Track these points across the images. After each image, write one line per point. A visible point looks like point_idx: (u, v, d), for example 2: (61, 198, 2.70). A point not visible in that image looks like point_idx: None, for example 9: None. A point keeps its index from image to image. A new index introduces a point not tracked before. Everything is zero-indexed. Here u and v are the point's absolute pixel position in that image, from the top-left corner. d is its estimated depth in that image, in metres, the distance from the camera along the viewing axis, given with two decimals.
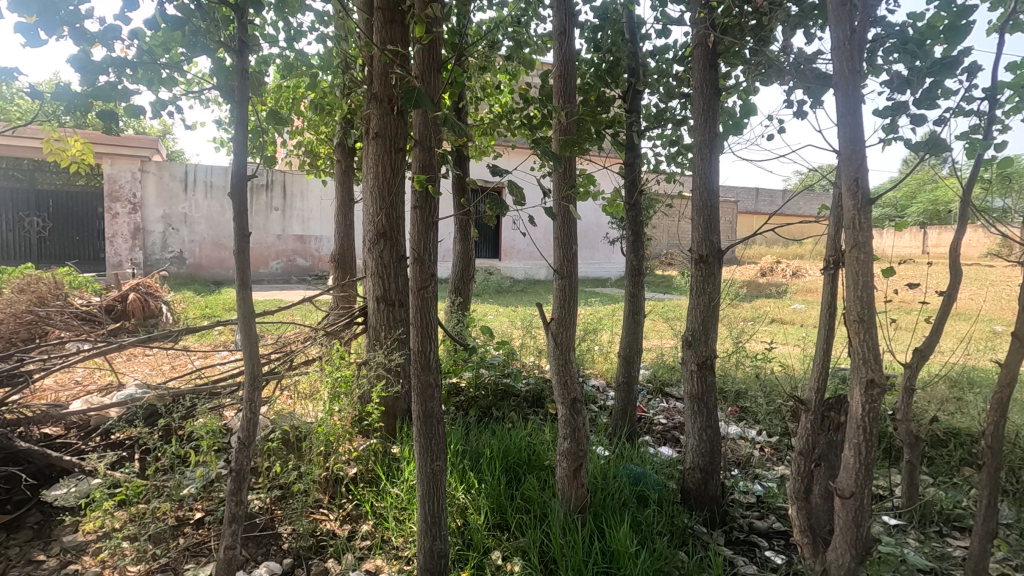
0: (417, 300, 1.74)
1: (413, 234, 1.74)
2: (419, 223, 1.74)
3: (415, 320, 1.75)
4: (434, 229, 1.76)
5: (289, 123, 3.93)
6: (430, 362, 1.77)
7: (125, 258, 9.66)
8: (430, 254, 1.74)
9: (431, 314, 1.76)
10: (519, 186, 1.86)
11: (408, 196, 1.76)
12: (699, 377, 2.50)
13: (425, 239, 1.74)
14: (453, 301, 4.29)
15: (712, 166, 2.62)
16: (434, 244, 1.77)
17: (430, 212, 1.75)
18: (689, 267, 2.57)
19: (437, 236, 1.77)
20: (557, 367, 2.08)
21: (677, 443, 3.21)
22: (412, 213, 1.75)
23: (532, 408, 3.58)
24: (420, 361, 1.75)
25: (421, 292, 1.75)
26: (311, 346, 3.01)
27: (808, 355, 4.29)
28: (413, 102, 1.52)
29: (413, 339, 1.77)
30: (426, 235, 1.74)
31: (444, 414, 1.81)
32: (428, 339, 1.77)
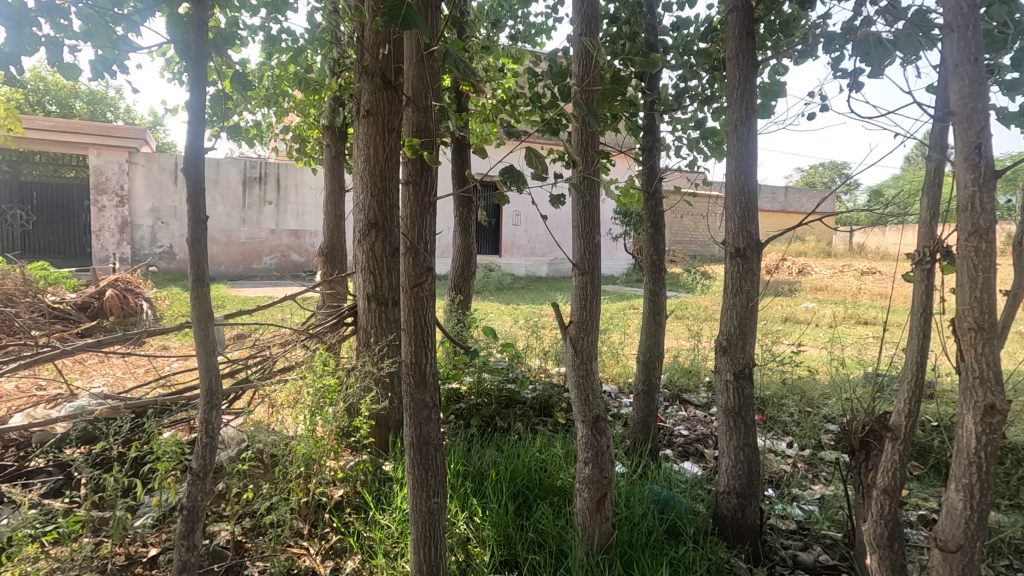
0: (411, 298, 1.41)
1: (405, 217, 1.42)
2: (414, 204, 1.42)
3: (407, 324, 1.43)
4: (431, 212, 1.45)
5: (274, 104, 3.60)
6: (427, 377, 1.44)
7: (111, 252, 9.35)
8: (426, 243, 1.43)
9: (428, 315, 1.44)
10: (536, 157, 1.56)
11: (399, 168, 1.44)
12: (735, 388, 2.17)
13: (421, 225, 1.42)
14: (453, 299, 3.96)
15: (751, 146, 2.28)
16: (431, 230, 1.45)
17: (425, 192, 1.43)
18: (724, 261, 2.25)
19: (434, 220, 1.45)
20: (577, 380, 1.77)
21: (702, 457, 2.89)
22: (404, 192, 1.43)
23: (540, 417, 3.24)
24: (415, 375, 1.43)
25: (415, 290, 1.42)
26: (294, 350, 2.68)
27: (836, 359, 3.98)
28: (403, 25, 1.17)
29: (405, 348, 1.45)
30: (422, 220, 1.42)
31: (443, 439, 1.49)
32: (423, 346, 1.45)
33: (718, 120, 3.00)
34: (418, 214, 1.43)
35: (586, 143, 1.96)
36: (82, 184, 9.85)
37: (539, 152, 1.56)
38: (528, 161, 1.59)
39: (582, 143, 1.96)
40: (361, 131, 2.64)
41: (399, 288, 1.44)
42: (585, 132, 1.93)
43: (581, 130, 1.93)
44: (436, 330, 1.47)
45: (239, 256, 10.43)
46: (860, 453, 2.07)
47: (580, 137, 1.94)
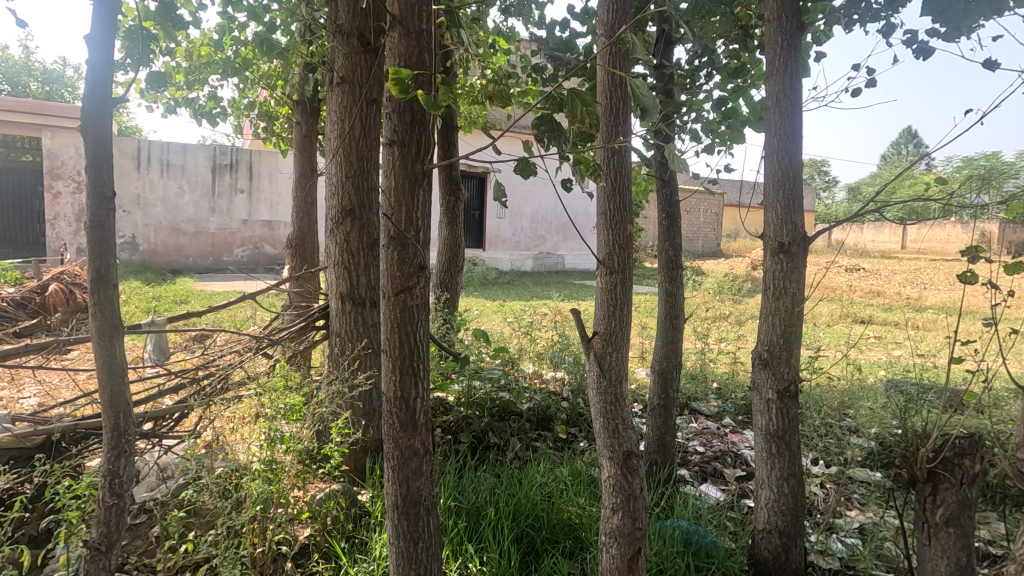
0: (395, 308, 1.07)
1: (387, 197, 1.08)
2: (400, 178, 1.08)
3: (387, 347, 1.10)
4: (422, 190, 1.10)
5: (236, 74, 3.13)
6: (417, 418, 1.13)
7: (68, 242, 8.67)
8: (415, 233, 1.09)
9: (417, 331, 1.11)
10: (579, 107, 1.39)
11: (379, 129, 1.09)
12: (779, 409, 1.84)
13: (408, 209, 1.08)
14: (438, 297, 3.57)
15: (795, 124, 1.93)
16: (421, 215, 1.11)
17: (412, 161, 1.08)
18: (765, 259, 1.91)
19: (426, 207, 1.11)
20: (603, 408, 1.42)
21: (721, 478, 2.57)
22: (386, 162, 1.08)
23: (538, 430, 2.89)
24: (399, 417, 1.10)
25: (398, 301, 1.09)
26: (254, 361, 2.27)
27: (851, 364, 3.68)
28: None
29: (385, 379, 1.12)
30: (408, 203, 1.08)
31: (436, 496, 1.19)
32: (411, 375, 1.13)
33: (742, 100, 2.66)
34: (403, 194, 1.08)
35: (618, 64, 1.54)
36: (35, 168, 9.12)
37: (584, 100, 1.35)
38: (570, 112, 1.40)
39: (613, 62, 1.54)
40: (333, 101, 2.23)
41: (378, 294, 1.10)
42: (615, 84, 1.51)
43: (610, 80, 1.51)
44: (427, 351, 1.15)
45: (208, 248, 9.85)
46: (925, 485, 1.75)
47: (613, 57, 1.52)
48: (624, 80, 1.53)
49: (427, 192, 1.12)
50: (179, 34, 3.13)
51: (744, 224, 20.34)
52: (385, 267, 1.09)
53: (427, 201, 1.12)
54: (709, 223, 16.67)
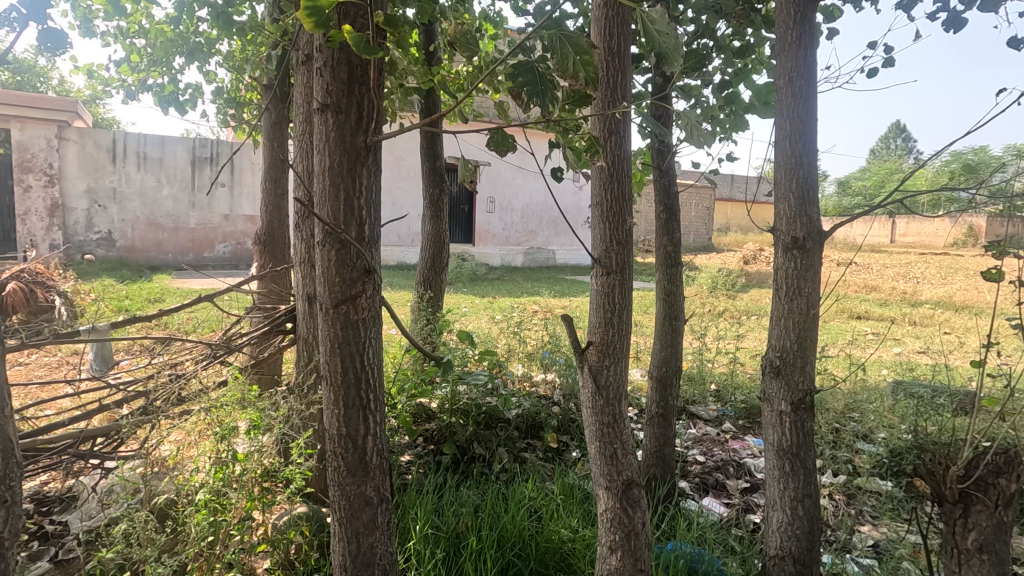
0: (335, 323, 1.06)
1: (326, 177, 1.03)
2: (340, 156, 1.02)
3: (329, 376, 1.10)
4: (364, 169, 1.05)
5: (199, 56, 2.88)
6: (368, 460, 1.15)
7: (39, 238, 8.30)
8: (355, 228, 1.05)
9: (363, 354, 1.10)
10: (573, 55, 1.12)
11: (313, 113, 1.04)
12: (793, 423, 1.65)
13: (346, 198, 1.04)
14: (421, 295, 3.35)
15: (811, 107, 1.73)
16: (362, 206, 1.06)
17: (353, 134, 1.02)
18: (777, 256, 1.72)
19: (369, 214, 1.08)
20: (599, 431, 1.23)
21: (725, 491, 2.39)
22: (324, 140, 1.03)
23: (527, 439, 2.70)
24: (346, 462, 1.13)
25: (348, 315, 1.07)
26: (210, 369, 2.04)
27: (854, 364, 3.53)
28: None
29: (329, 416, 1.13)
30: (348, 183, 1.04)
31: (385, 546, 1.20)
32: (359, 407, 1.14)
33: (745, 84, 2.46)
34: (343, 172, 1.03)
35: (615, 29, 1.36)
36: None
37: (578, 44, 1.11)
38: (561, 61, 1.12)
39: (613, 27, 1.36)
40: (302, 84, 2.03)
41: (318, 306, 1.08)
42: (613, 56, 1.37)
43: (608, 51, 1.37)
44: (376, 371, 1.14)
45: (188, 244, 9.55)
46: (954, 506, 1.58)
47: (609, 22, 1.35)
48: (622, 49, 1.38)
49: (370, 176, 1.07)
50: (136, 13, 2.87)
51: (734, 218, 20.28)
52: (324, 274, 1.05)
53: (371, 185, 1.08)
54: (700, 217, 16.55)
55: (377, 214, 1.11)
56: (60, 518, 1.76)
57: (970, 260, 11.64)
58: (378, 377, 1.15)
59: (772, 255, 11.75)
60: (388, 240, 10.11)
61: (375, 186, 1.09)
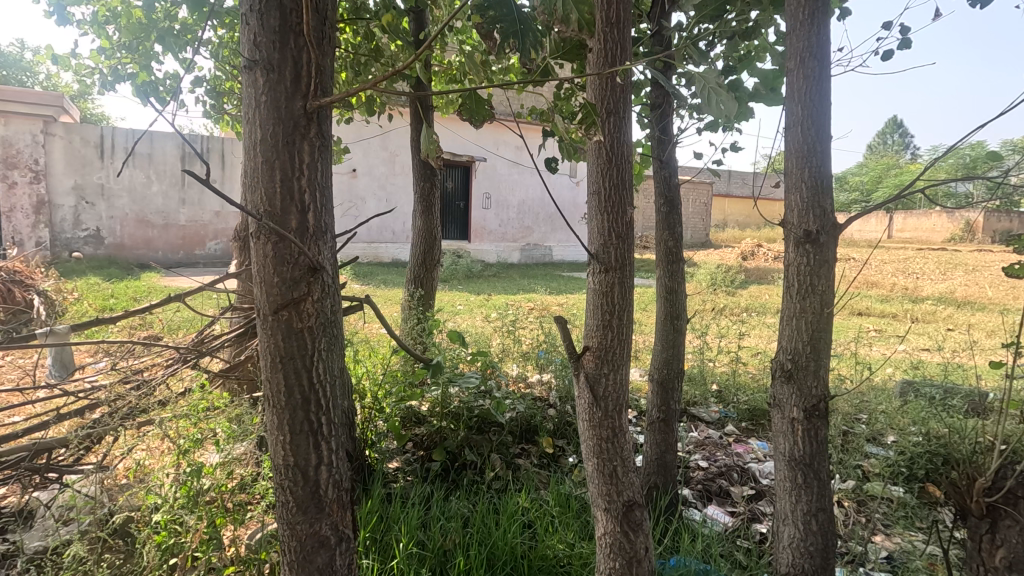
0: (276, 332, 0.95)
1: (259, 152, 0.92)
2: (274, 126, 0.91)
3: (270, 395, 0.99)
4: (303, 142, 0.93)
5: (175, 42, 2.73)
6: (322, 494, 1.03)
7: (26, 236, 8.09)
8: (295, 214, 0.94)
9: (310, 370, 0.98)
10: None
11: (239, 76, 0.92)
12: (806, 432, 1.53)
13: (283, 178, 0.93)
14: (412, 293, 3.23)
15: (825, 91, 1.59)
16: (304, 188, 0.95)
17: (290, 99, 0.91)
18: (789, 251, 1.59)
19: (311, 202, 0.96)
20: (598, 447, 1.13)
21: (729, 498, 2.28)
22: (255, 109, 0.91)
23: (522, 444, 2.58)
24: (297, 500, 1.01)
25: (292, 322, 0.96)
26: (181, 374, 1.91)
27: (860, 363, 3.42)
28: None
29: (273, 438, 1.01)
30: (285, 157, 0.92)
31: None
32: (311, 431, 1.02)
33: (749, 71, 2.32)
34: (278, 144, 0.91)
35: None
36: None
37: None
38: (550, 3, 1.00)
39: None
40: None
41: (256, 312, 0.96)
42: (611, 26, 1.23)
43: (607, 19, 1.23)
44: (327, 389, 1.02)
45: (179, 241, 9.38)
46: (980, 521, 1.47)
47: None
48: (621, 19, 1.24)
49: (313, 151, 0.95)
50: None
51: (732, 214, 20.21)
52: (261, 274, 0.94)
53: (314, 161, 0.95)
54: (698, 213, 16.46)
55: (324, 196, 0.99)
56: (13, 536, 1.62)
57: (968, 255, 11.57)
58: (331, 396, 1.03)
59: (770, 251, 11.67)
60: (382, 237, 9.96)
61: (319, 163, 0.97)
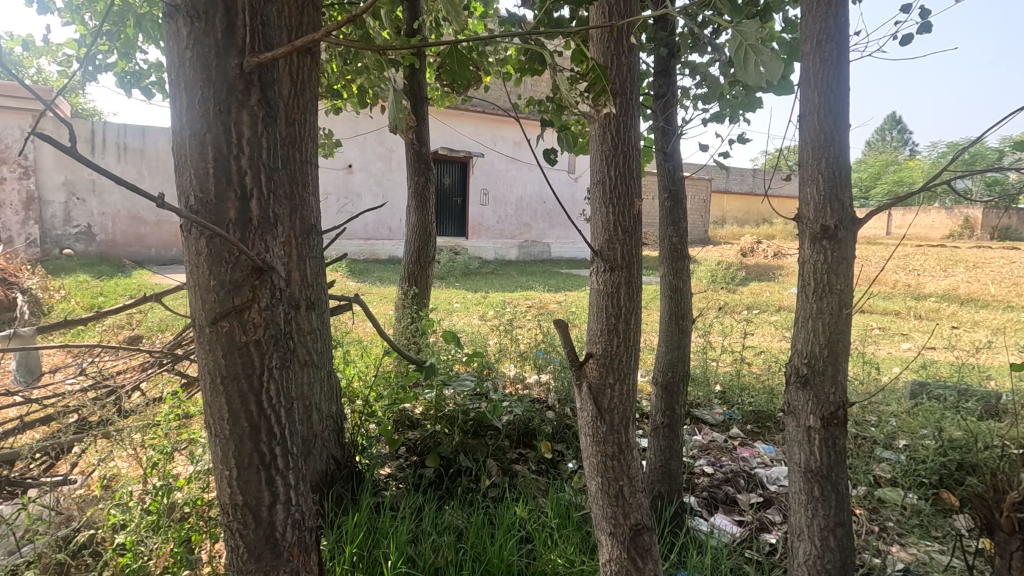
0: (215, 348, 0.84)
1: (187, 126, 0.81)
2: (204, 91, 0.80)
3: (214, 423, 0.88)
4: (242, 111, 0.82)
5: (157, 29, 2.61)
6: (279, 535, 0.93)
7: (15, 233, 7.96)
8: (234, 201, 0.83)
9: (259, 394, 0.87)
10: None
11: (167, 32, 0.82)
12: (824, 441, 1.43)
13: (217, 157, 0.82)
14: (406, 291, 3.12)
15: (844, 74, 1.48)
16: (244, 169, 0.83)
17: (223, 56, 0.80)
18: (807, 248, 1.48)
19: (250, 188, 0.84)
20: (603, 464, 1.04)
21: (736, 507, 2.18)
22: (183, 72, 0.81)
23: (519, 448, 2.47)
24: (252, 541, 0.91)
25: (234, 341, 0.85)
26: (156, 376, 1.79)
27: (868, 363, 3.32)
28: None
29: (222, 470, 0.91)
30: (218, 130, 0.81)
31: None
32: (265, 464, 0.91)
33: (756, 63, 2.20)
34: (208, 113, 0.81)
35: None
36: None
37: None
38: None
39: None
40: None
41: (194, 324, 0.86)
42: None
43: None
44: (283, 415, 0.92)
45: (172, 238, 9.24)
46: (1011, 539, 1.37)
47: None
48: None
49: (256, 123, 0.83)
50: None
51: (730, 210, 20.13)
52: (198, 277, 0.84)
53: (257, 134, 0.83)
54: (697, 210, 16.37)
55: (273, 179, 0.87)
56: None
57: (969, 251, 11.48)
58: (288, 420, 0.93)
59: (770, 248, 11.58)
60: (378, 234, 9.83)
61: (265, 138, 0.85)
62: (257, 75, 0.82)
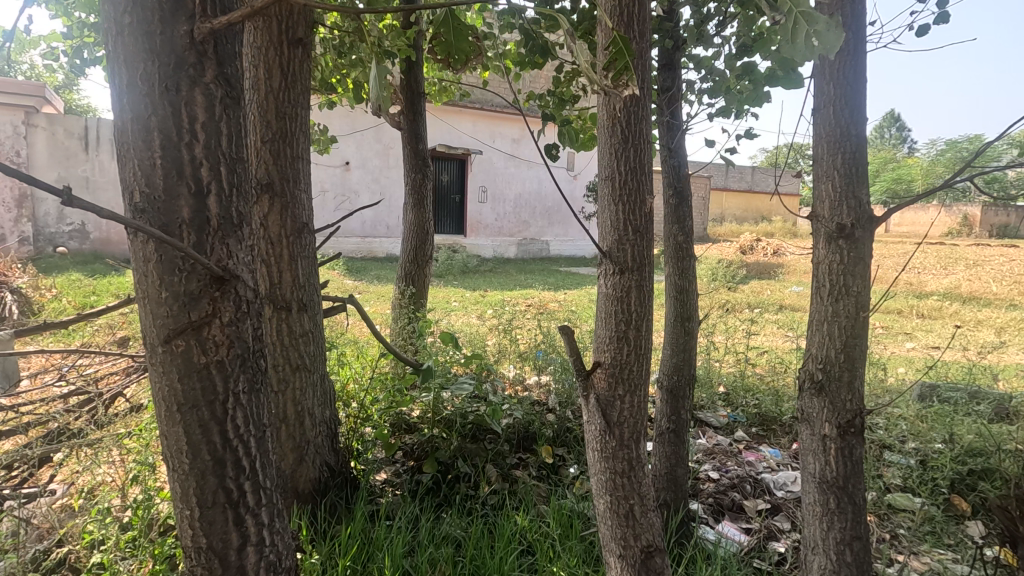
0: (168, 369, 0.80)
1: (128, 106, 0.76)
2: (149, 69, 0.75)
3: (173, 452, 0.84)
4: (196, 92, 0.77)
5: None
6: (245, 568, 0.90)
7: (7, 231, 7.84)
8: (188, 197, 0.78)
9: (222, 422, 0.84)
10: None
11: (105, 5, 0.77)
12: (840, 450, 1.37)
13: (164, 143, 0.77)
14: (403, 290, 3.05)
15: (862, 64, 1.41)
16: (198, 160, 0.78)
17: (171, 23, 0.75)
18: (822, 247, 1.41)
19: (204, 193, 0.79)
20: (612, 482, 1.05)
21: (742, 514, 2.11)
22: (125, 52, 0.76)
23: (519, 453, 2.40)
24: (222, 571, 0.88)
25: (191, 365, 0.81)
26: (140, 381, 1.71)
27: (874, 363, 3.25)
28: None
29: (186, 502, 0.87)
30: (166, 113, 0.76)
31: None
32: (227, 496, 0.87)
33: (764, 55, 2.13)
34: (155, 93, 0.76)
35: None
36: None
37: None
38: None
39: None
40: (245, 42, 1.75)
41: (148, 345, 0.82)
42: None
43: None
44: (252, 447, 0.89)
45: None
46: None
47: None
48: None
49: (212, 106, 0.79)
50: None
51: (729, 208, 20.06)
52: (148, 292, 0.79)
53: (214, 119, 0.79)
54: (696, 207, 16.29)
55: (236, 172, 0.83)
56: None
57: (970, 248, 11.42)
58: (256, 449, 0.89)
59: (770, 245, 11.50)
60: (376, 232, 9.74)
61: (225, 124, 0.80)
62: (210, 46, 0.77)
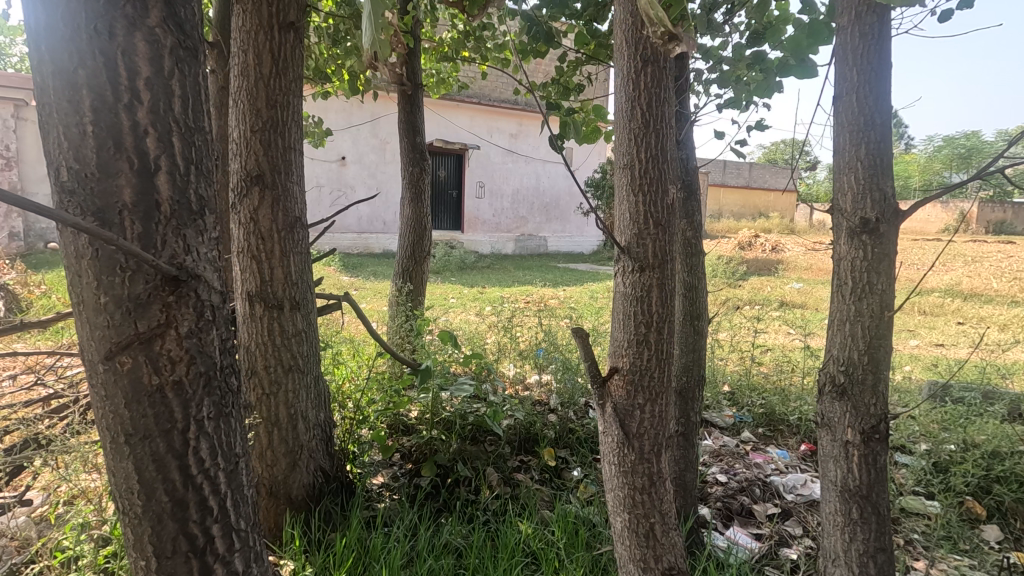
0: (108, 377, 0.75)
1: (49, 57, 0.70)
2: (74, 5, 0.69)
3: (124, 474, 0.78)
4: (139, 38, 0.72)
5: None
6: None
7: None
8: (129, 174, 0.73)
9: (182, 455, 0.79)
10: None
11: None
12: (863, 458, 1.30)
13: (96, 106, 0.71)
14: (399, 287, 2.96)
15: (887, 48, 1.33)
16: (141, 125, 0.73)
17: None
18: (846, 242, 1.33)
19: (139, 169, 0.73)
20: (632, 498, 1.03)
21: (751, 518, 2.05)
22: None
23: (520, 455, 2.32)
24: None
25: (134, 374, 0.75)
26: None
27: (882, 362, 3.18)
28: None
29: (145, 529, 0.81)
30: (101, 68, 0.71)
31: None
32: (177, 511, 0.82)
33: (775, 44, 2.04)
34: (85, 45, 0.70)
35: None
36: None
37: None
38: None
39: None
40: (234, 26, 1.67)
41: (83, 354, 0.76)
42: None
43: None
44: (220, 479, 0.84)
45: None
46: None
47: None
48: None
49: (157, 54, 0.74)
50: None
51: (727, 204, 19.99)
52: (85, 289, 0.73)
53: (161, 74, 0.74)
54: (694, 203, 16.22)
55: (191, 141, 0.78)
56: None
57: (969, 245, 11.37)
58: (222, 463, 0.84)
59: (770, 242, 11.43)
60: (372, 228, 9.65)
61: (175, 81, 0.76)
62: None
